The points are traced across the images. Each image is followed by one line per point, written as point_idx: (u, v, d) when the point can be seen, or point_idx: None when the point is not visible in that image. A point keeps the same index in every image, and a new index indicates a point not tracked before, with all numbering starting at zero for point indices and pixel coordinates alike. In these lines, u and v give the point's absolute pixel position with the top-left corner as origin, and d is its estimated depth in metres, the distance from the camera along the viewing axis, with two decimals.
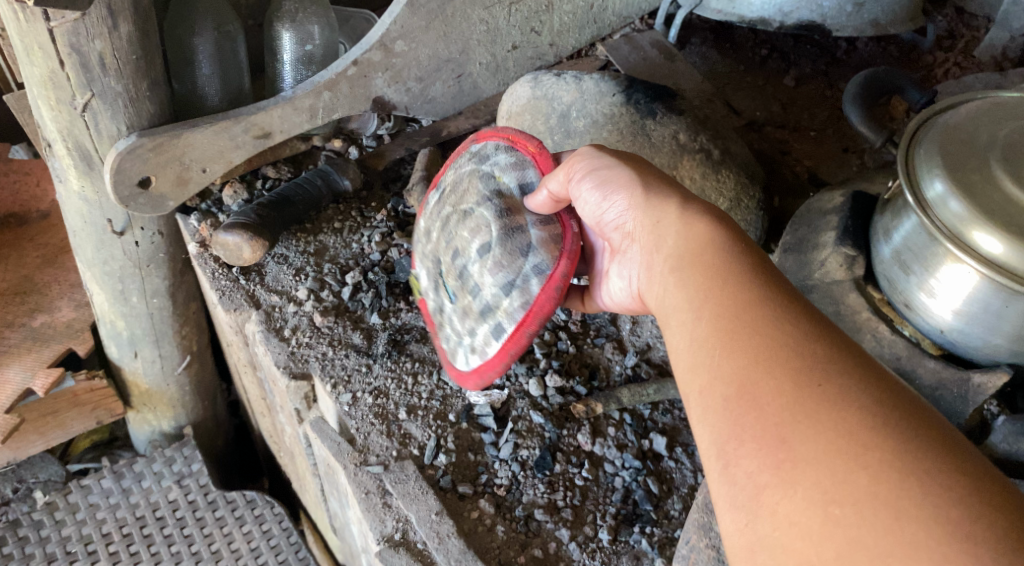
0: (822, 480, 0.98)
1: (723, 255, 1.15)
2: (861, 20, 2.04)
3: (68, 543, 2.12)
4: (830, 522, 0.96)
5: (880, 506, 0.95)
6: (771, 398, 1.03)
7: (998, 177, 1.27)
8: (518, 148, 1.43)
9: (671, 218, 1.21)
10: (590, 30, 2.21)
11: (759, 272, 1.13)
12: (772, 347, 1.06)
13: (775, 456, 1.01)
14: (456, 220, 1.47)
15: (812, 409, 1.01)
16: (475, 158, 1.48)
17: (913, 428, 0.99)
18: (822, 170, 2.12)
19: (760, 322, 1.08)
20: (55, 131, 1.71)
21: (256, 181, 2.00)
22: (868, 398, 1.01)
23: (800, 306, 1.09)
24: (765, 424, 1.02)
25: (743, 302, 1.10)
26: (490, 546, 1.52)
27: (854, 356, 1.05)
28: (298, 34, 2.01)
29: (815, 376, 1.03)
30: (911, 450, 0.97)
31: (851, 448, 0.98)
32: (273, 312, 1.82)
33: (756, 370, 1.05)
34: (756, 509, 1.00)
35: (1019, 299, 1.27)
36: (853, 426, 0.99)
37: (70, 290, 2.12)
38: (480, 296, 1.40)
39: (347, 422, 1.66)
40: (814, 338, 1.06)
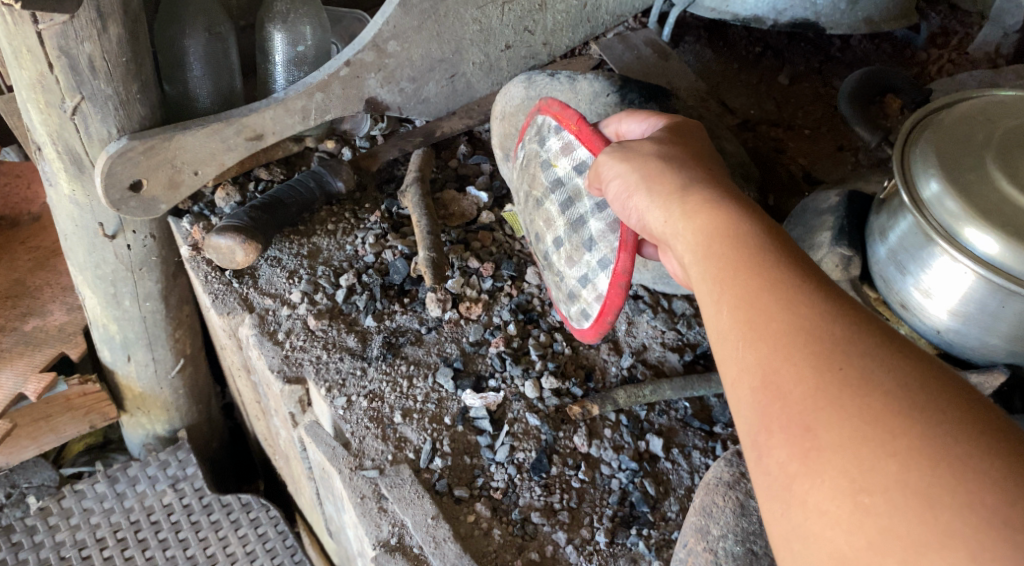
0: (849, 469, 0.91)
1: (739, 244, 1.06)
2: (855, 17, 2.04)
3: (62, 548, 2.11)
4: (859, 511, 0.90)
5: (910, 494, 0.89)
6: (794, 385, 0.96)
7: (993, 176, 1.26)
8: (563, 126, 1.46)
9: (684, 208, 1.13)
10: (584, 29, 2.21)
11: (775, 256, 1.04)
12: (793, 336, 0.98)
13: (800, 444, 0.94)
14: (535, 205, 1.55)
15: (836, 395, 0.94)
16: (538, 136, 1.53)
17: (941, 408, 0.92)
18: (817, 169, 2.11)
19: (776, 309, 1.00)
20: (45, 134, 1.69)
21: (248, 184, 1.98)
22: (891, 380, 0.94)
23: (819, 287, 1.01)
24: (790, 413, 0.95)
25: (761, 293, 1.02)
26: (487, 550, 1.51)
27: (876, 333, 0.97)
28: (290, 35, 2.00)
29: (836, 360, 0.95)
30: (940, 434, 0.90)
31: (878, 434, 0.91)
32: (266, 315, 1.81)
33: (777, 358, 0.98)
34: (787, 498, 0.94)
35: (1015, 299, 1.27)
36: (877, 411, 0.92)
37: (63, 293, 2.10)
38: (566, 282, 1.51)
39: (341, 426, 1.65)
40: (835, 323, 0.98)
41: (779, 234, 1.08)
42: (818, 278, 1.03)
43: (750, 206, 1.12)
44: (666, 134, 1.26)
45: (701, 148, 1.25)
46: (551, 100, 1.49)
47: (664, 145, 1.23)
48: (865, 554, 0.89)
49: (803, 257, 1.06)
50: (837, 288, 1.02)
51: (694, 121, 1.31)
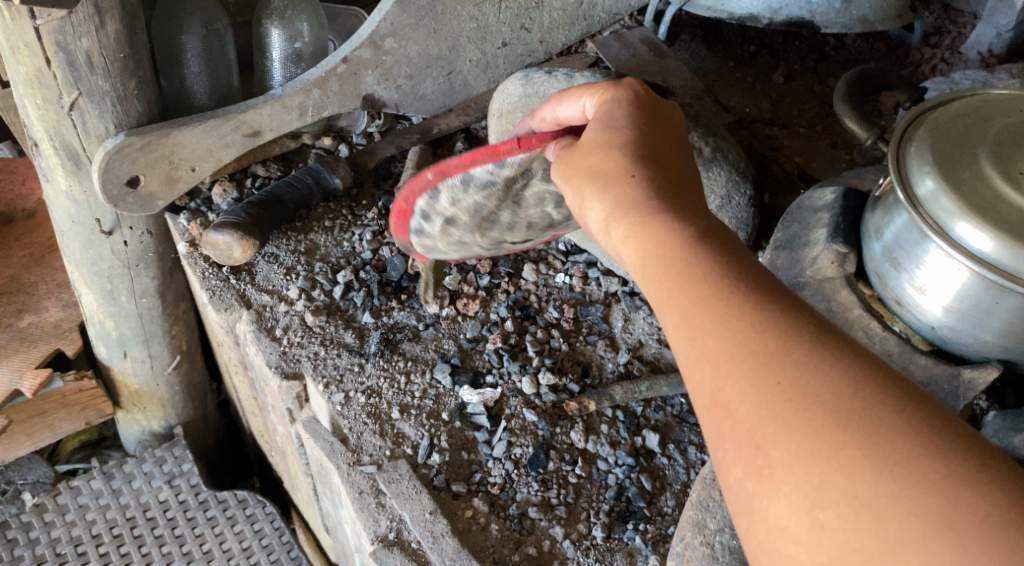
0: (801, 484, 0.91)
1: (674, 258, 1.04)
2: (850, 16, 2.05)
3: (58, 545, 2.11)
4: (815, 527, 0.89)
5: (860, 506, 0.88)
6: (738, 403, 0.95)
7: (987, 174, 1.28)
8: (507, 158, 1.35)
9: (620, 224, 1.09)
10: (580, 27, 2.21)
11: (709, 267, 1.02)
12: (729, 355, 0.97)
13: (753, 462, 0.94)
14: (506, 213, 1.43)
15: (779, 411, 0.93)
16: (477, 187, 1.38)
17: (881, 414, 0.91)
18: (812, 166, 2.13)
19: (713, 328, 0.99)
20: (42, 130, 1.69)
21: (245, 180, 1.98)
22: (829, 391, 0.93)
23: (753, 298, 0.99)
24: (739, 431, 0.95)
25: (697, 312, 1.00)
26: (485, 545, 1.52)
27: (811, 341, 0.96)
28: (287, 32, 2.00)
29: (775, 375, 0.95)
30: (882, 441, 0.90)
31: (822, 448, 0.91)
32: (264, 311, 1.81)
33: (718, 378, 0.97)
34: (747, 514, 0.94)
35: (1009, 295, 1.28)
36: (819, 424, 0.92)
37: (58, 290, 2.10)
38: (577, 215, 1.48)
39: (340, 422, 1.65)
40: (771, 337, 0.97)
41: (716, 237, 1.06)
42: (751, 286, 1.01)
43: (684, 212, 1.08)
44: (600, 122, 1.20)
45: (635, 131, 1.17)
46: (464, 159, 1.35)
47: (598, 141, 1.17)
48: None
49: (739, 261, 1.03)
50: (774, 293, 1.00)
51: (623, 89, 1.24)
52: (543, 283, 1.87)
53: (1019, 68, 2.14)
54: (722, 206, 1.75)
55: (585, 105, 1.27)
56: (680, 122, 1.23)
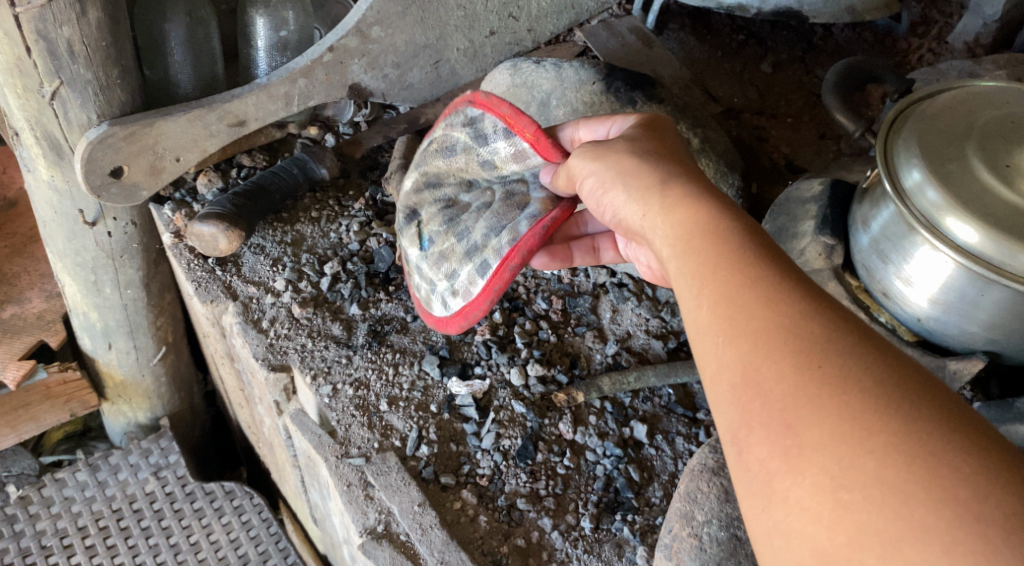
0: (829, 465, 0.91)
1: (717, 239, 1.05)
2: (837, 7, 2.05)
3: (43, 537, 2.10)
4: (839, 508, 0.89)
5: (888, 490, 0.88)
6: (775, 382, 0.95)
7: (973, 166, 1.26)
8: (515, 131, 1.47)
9: (660, 203, 1.11)
10: (568, 15, 2.17)
11: (753, 251, 1.03)
12: (769, 332, 0.97)
13: (782, 442, 0.93)
14: (451, 188, 1.56)
15: (815, 393, 0.93)
16: (473, 132, 1.52)
17: (918, 408, 0.91)
18: (799, 157, 2.12)
19: (757, 306, 0.99)
20: (23, 119, 1.66)
21: (230, 171, 1.97)
22: (868, 378, 0.93)
23: (798, 285, 1.00)
24: (771, 409, 0.95)
25: (742, 289, 1.00)
26: (473, 536, 1.52)
27: (853, 330, 0.97)
28: (273, 20, 1.99)
29: (816, 358, 0.95)
30: (917, 431, 0.90)
31: (856, 432, 0.91)
32: (250, 303, 1.80)
33: (755, 355, 0.97)
34: (768, 495, 0.93)
35: (994, 288, 1.27)
36: (858, 407, 0.92)
37: (41, 280, 2.08)
38: (467, 238, 1.50)
39: (327, 414, 1.65)
40: (816, 323, 0.97)
41: (756, 229, 1.07)
42: (795, 276, 1.02)
43: (728, 202, 1.10)
44: (642, 130, 1.25)
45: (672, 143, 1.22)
46: (493, 97, 1.49)
47: (637, 137, 1.22)
48: (843, 550, 0.88)
49: (782, 254, 1.05)
50: (816, 286, 1.01)
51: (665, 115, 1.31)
52: (532, 275, 1.86)
53: (1005, 60, 2.13)
54: None
55: (611, 129, 1.33)
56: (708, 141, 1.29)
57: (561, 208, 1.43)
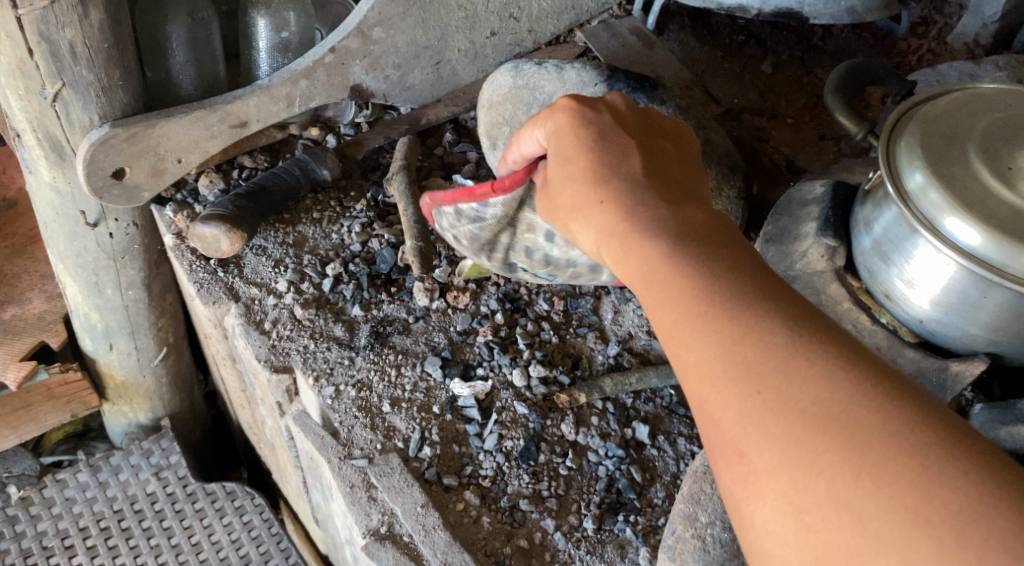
0: (786, 489, 0.92)
1: (652, 279, 1.05)
2: (838, 7, 2.05)
3: (45, 538, 2.10)
4: (802, 529, 0.91)
5: (843, 506, 0.89)
6: (722, 413, 0.97)
7: (976, 168, 1.25)
8: (484, 199, 1.45)
9: (605, 246, 1.12)
10: (568, 16, 2.16)
11: (683, 280, 1.03)
12: (709, 367, 0.98)
13: (739, 470, 0.95)
14: (507, 236, 1.55)
15: (760, 419, 0.95)
16: (468, 217, 1.51)
17: (857, 417, 0.92)
18: (800, 158, 2.13)
19: (694, 343, 1.00)
20: (25, 121, 1.66)
21: (231, 172, 1.97)
22: (806, 395, 0.94)
23: (729, 309, 1.00)
24: (723, 439, 0.97)
25: (678, 327, 1.02)
26: (476, 537, 1.52)
27: (789, 344, 0.97)
28: (274, 21, 1.99)
29: (754, 384, 0.96)
30: (861, 442, 0.91)
31: (804, 453, 0.92)
32: (252, 304, 1.80)
33: (701, 390, 0.99)
34: (738, 519, 0.95)
35: (997, 289, 1.26)
36: (801, 428, 0.93)
37: (41, 281, 2.07)
38: (579, 263, 1.57)
39: (330, 415, 1.65)
40: (749, 346, 0.98)
41: (687, 246, 1.06)
42: (727, 296, 1.01)
43: (658, 220, 1.09)
44: (559, 150, 1.21)
45: (598, 149, 1.18)
46: (445, 196, 1.48)
47: (565, 165, 1.19)
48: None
49: (715, 266, 1.03)
50: (750, 297, 1.00)
51: (568, 108, 1.23)
52: None
53: (1005, 61, 2.14)
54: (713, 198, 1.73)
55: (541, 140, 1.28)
56: (641, 122, 1.24)
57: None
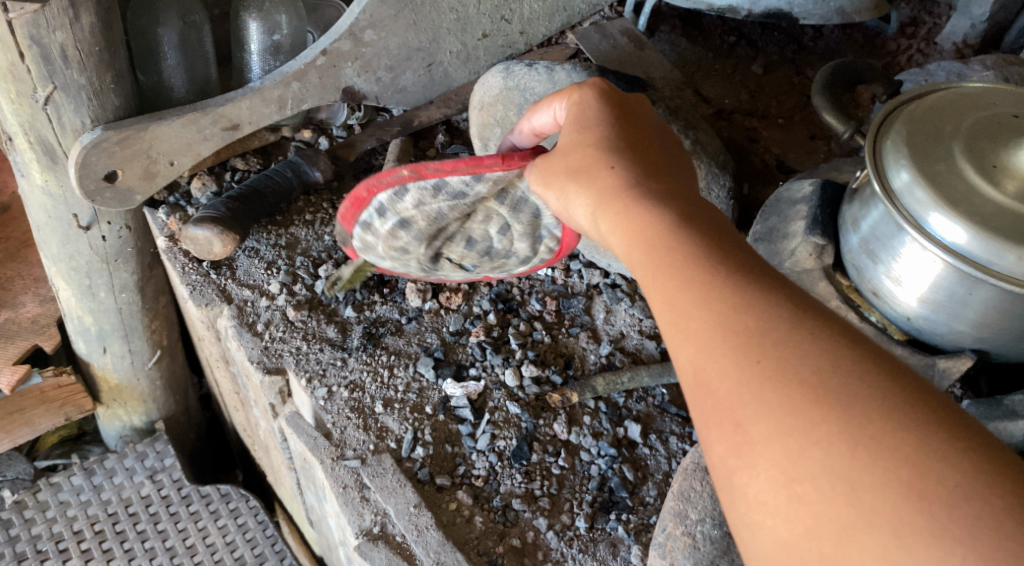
0: (781, 460, 0.92)
1: (657, 247, 1.04)
2: (827, 8, 2.06)
3: (39, 542, 2.10)
4: (794, 500, 0.91)
5: (837, 478, 0.90)
6: (721, 382, 0.95)
7: (961, 167, 1.26)
8: (486, 172, 1.30)
9: (605, 215, 1.11)
10: (561, 18, 2.18)
11: (692, 253, 1.02)
12: (711, 335, 0.97)
13: (733, 439, 0.94)
14: (456, 225, 1.39)
15: (759, 389, 0.94)
16: (448, 194, 1.33)
17: (855, 391, 0.92)
18: (790, 157, 2.14)
19: (698, 310, 0.99)
20: (16, 125, 1.66)
21: (224, 174, 1.98)
22: (807, 367, 0.94)
23: (735, 281, 0.99)
24: (719, 408, 0.95)
25: (681, 292, 1.00)
26: (469, 537, 1.53)
27: (793, 318, 0.97)
28: (265, 24, 2.00)
29: (755, 354, 0.95)
30: (858, 414, 0.91)
31: (800, 424, 0.92)
32: (245, 306, 1.81)
33: (701, 358, 0.97)
34: (731, 490, 0.94)
35: (983, 286, 1.27)
36: (800, 400, 0.93)
37: (34, 284, 2.07)
38: (514, 253, 1.46)
39: (323, 417, 1.65)
40: (753, 317, 0.97)
41: (694, 222, 1.06)
42: (735, 268, 1.01)
43: (663, 196, 1.09)
44: (575, 122, 1.20)
45: (612, 127, 1.18)
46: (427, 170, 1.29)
47: (578, 137, 1.18)
48: (804, 540, 0.90)
49: (719, 242, 1.04)
50: (754, 272, 1.01)
51: (591, 86, 1.23)
52: (526, 277, 1.87)
53: (993, 60, 2.15)
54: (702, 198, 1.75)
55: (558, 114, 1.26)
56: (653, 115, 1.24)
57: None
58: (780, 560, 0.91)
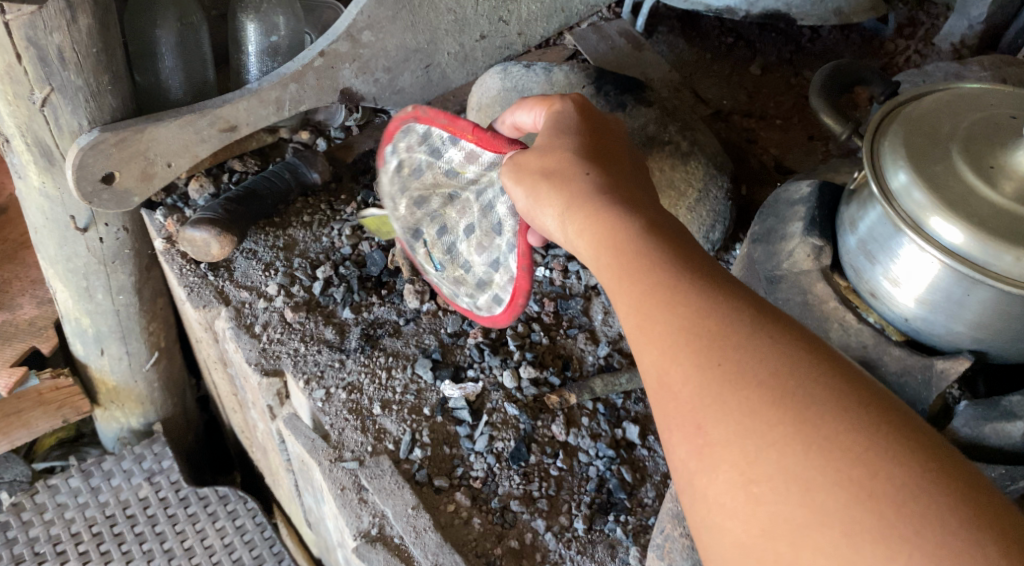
0: (739, 461, 0.93)
1: (623, 250, 1.06)
2: (824, 9, 2.06)
3: (36, 544, 2.10)
4: (752, 501, 0.92)
5: (792, 479, 0.91)
6: (682, 384, 0.97)
7: (959, 167, 1.26)
8: (459, 136, 1.47)
9: (574, 219, 1.14)
10: (558, 19, 2.18)
11: (657, 257, 1.04)
12: (674, 337, 0.99)
13: (695, 442, 0.95)
14: (438, 201, 1.59)
15: (718, 392, 0.95)
16: (427, 147, 1.54)
17: (812, 394, 0.93)
18: (788, 159, 2.14)
19: (661, 313, 1.00)
20: (13, 126, 1.66)
21: (222, 176, 1.97)
22: (766, 370, 0.95)
23: (698, 284, 1.01)
24: (680, 411, 0.97)
25: (646, 293, 1.02)
26: (467, 539, 1.52)
27: (752, 322, 0.98)
28: (263, 25, 2.00)
29: (715, 356, 0.96)
30: (814, 416, 0.92)
31: (758, 426, 0.93)
32: (243, 308, 1.81)
33: (663, 361, 0.99)
34: (692, 492, 0.95)
35: (980, 287, 1.27)
36: (759, 402, 0.94)
37: (32, 286, 2.06)
38: (472, 270, 1.58)
39: (321, 418, 1.65)
40: (715, 321, 0.98)
41: (662, 229, 1.09)
42: (698, 272, 1.03)
43: (631, 203, 1.12)
44: (554, 130, 1.25)
45: (584, 136, 1.23)
46: (428, 110, 1.50)
47: (554, 144, 1.22)
48: (760, 541, 0.91)
49: (682, 248, 1.06)
50: (716, 278, 1.03)
51: (576, 98, 1.29)
52: None
53: (991, 61, 2.15)
54: (701, 199, 1.75)
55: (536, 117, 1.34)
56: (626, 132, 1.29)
57: (520, 235, 1.45)
58: (736, 559, 0.92)
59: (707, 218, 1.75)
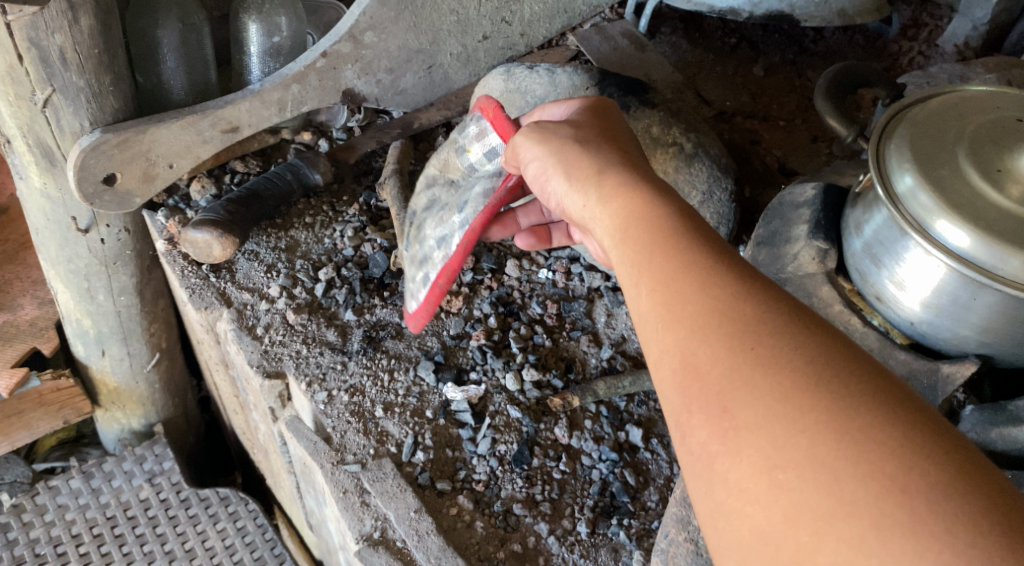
0: (764, 446, 0.92)
1: (654, 226, 1.06)
2: (828, 10, 2.05)
3: (37, 545, 2.09)
4: (774, 487, 0.90)
5: (818, 468, 0.89)
6: (710, 364, 0.96)
7: (965, 172, 1.25)
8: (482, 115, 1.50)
9: (598, 194, 1.13)
10: (561, 20, 2.17)
11: (687, 237, 1.04)
12: (705, 315, 0.98)
13: (719, 424, 0.94)
14: (440, 183, 1.60)
15: (748, 374, 0.94)
16: (458, 124, 1.58)
17: (846, 386, 0.92)
18: (791, 161, 2.14)
19: (691, 289, 1.00)
20: (14, 127, 1.66)
21: (224, 177, 1.97)
22: (799, 357, 0.94)
23: (731, 270, 1.01)
24: (706, 392, 0.95)
25: (676, 272, 1.01)
26: (469, 542, 1.52)
27: (785, 310, 0.98)
28: (265, 26, 1.99)
29: (748, 339, 0.96)
30: (846, 408, 0.91)
31: (788, 412, 0.92)
32: (245, 309, 1.80)
33: (691, 341, 0.98)
34: (711, 478, 0.94)
35: (987, 291, 1.26)
36: (790, 387, 0.93)
37: (33, 287, 2.06)
38: (423, 246, 1.56)
39: (323, 421, 1.65)
40: (748, 304, 0.98)
41: (692, 215, 1.09)
42: (729, 257, 1.03)
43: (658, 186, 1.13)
44: (584, 119, 1.26)
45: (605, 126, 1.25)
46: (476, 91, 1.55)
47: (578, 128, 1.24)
48: (781, 528, 0.89)
49: (711, 234, 1.06)
50: (746, 265, 1.02)
51: (606, 97, 1.33)
52: (528, 279, 1.87)
53: (995, 62, 2.14)
54: (704, 202, 1.74)
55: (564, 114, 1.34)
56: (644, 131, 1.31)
57: (480, 214, 1.46)
58: (753, 549, 0.91)
59: (710, 220, 1.75)
